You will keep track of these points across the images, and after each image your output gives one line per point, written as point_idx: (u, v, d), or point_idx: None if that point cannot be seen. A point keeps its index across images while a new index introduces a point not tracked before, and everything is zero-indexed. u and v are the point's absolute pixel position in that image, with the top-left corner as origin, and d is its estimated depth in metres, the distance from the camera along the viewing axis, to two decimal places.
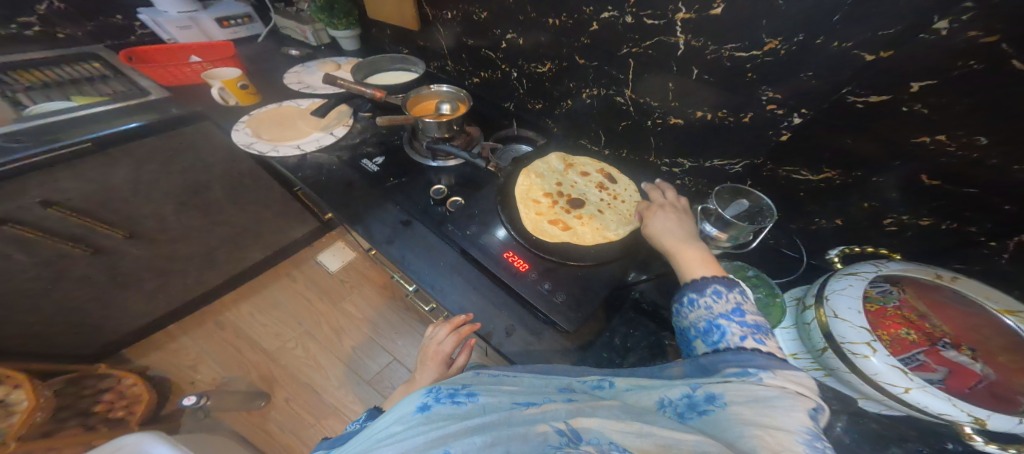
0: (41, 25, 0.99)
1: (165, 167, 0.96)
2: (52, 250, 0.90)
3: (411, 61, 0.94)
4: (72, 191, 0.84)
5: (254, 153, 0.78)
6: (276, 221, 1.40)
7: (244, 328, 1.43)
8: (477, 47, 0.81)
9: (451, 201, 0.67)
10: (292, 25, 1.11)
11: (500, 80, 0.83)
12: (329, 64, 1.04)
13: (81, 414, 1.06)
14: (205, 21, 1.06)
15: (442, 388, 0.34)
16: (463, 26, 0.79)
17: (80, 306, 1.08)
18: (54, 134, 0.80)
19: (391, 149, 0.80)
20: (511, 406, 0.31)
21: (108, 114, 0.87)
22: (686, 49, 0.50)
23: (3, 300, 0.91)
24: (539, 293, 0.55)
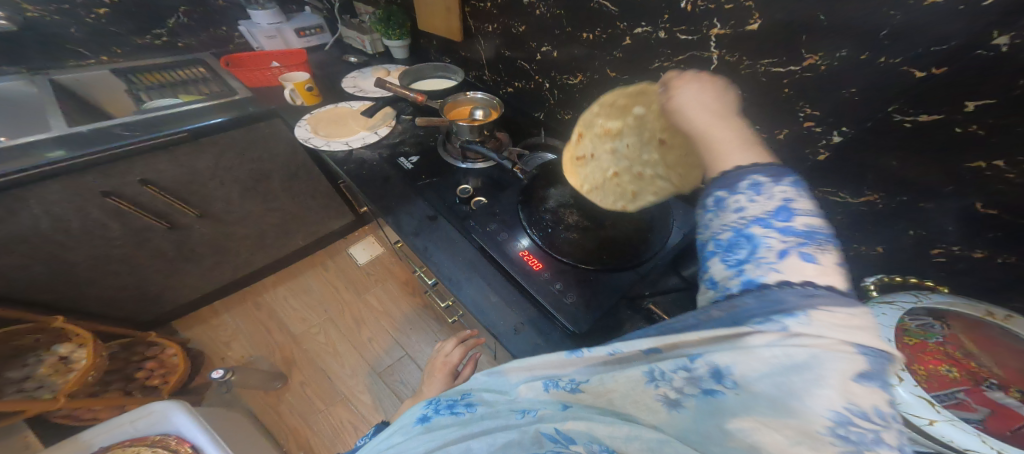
0: (168, 36, 1.21)
1: (239, 157, 1.10)
2: (140, 222, 1.06)
3: (452, 70, 1.03)
4: (164, 173, 0.99)
5: (311, 146, 0.88)
6: (319, 212, 1.52)
7: (277, 310, 1.52)
8: (512, 58, 0.87)
9: (475, 200, 0.71)
10: (355, 35, 1.26)
11: (533, 90, 0.88)
12: (380, 70, 1.17)
13: (125, 379, 1.18)
14: (288, 32, 1.25)
15: (443, 399, 0.33)
16: (503, 41, 0.86)
17: (149, 274, 1.23)
18: (157, 126, 0.94)
19: (426, 150, 0.87)
20: (508, 413, 0.27)
21: (202, 110, 1.01)
22: (720, 63, 0.51)
23: (99, 260, 1.07)
24: (550, 292, 0.56)
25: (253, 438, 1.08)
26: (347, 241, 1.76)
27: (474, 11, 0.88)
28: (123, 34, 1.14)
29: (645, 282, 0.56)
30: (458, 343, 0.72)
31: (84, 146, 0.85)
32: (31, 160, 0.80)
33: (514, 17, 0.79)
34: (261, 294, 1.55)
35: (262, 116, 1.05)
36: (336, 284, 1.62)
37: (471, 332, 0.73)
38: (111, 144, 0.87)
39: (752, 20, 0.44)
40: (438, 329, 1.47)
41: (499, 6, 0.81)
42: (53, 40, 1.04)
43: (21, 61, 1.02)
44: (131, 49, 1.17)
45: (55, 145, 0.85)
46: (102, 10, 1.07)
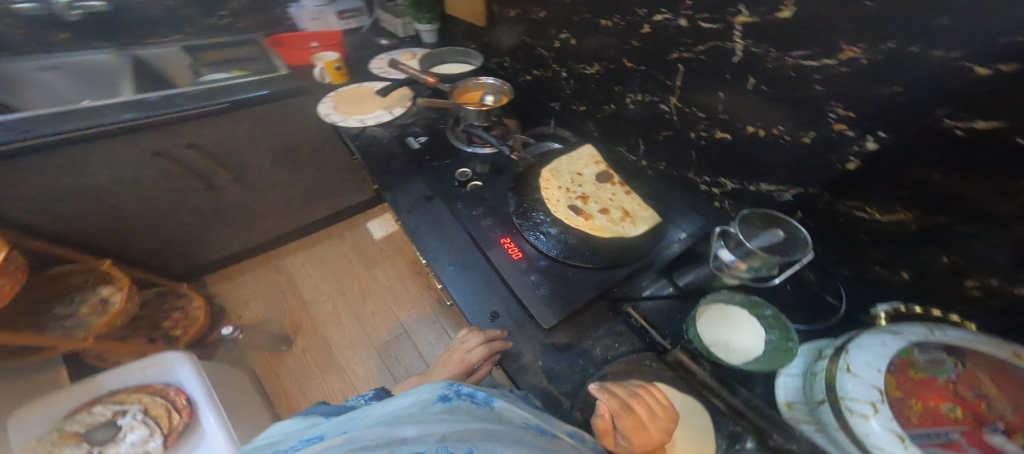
0: (222, 13, 1.30)
1: (273, 127, 1.16)
2: (183, 182, 1.14)
3: (472, 55, 1.02)
4: (208, 137, 1.05)
5: (329, 122, 0.91)
6: (339, 187, 1.57)
7: (294, 274, 1.59)
8: (532, 45, 0.85)
9: (470, 184, 0.69)
10: (388, 18, 1.31)
11: (549, 79, 0.86)
12: (407, 54, 1.20)
13: (152, 327, 1.25)
14: (330, 15, 1.31)
15: (462, 388, 0.37)
16: (525, 30, 0.85)
17: (187, 233, 1.32)
18: (213, 95, 1.02)
19: (434, 132, 0.88)
20: (527, 426, 0.33)
21: (250, 84, 1.08)
22: (745, 55, 0.45)
23: (148, 214, 1.16)
24: (525, 282, 0.53)
25: (249, 397, 1.12)
26: (362, 218, 1.81)
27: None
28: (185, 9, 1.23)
29: (630, 283, 0.54)
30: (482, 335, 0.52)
31: (142, 112, 0.92)
32: (95, 120, 0.88)
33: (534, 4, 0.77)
34: (278, 260, 1.63)
35: (296, 92, 1.11)
36: (347, 257, 1.66)
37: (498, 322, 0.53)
38: (169, 111, 0.95)
39: (782, 7, 0.39)
40: (437, 311, 1.48)
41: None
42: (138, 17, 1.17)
43: (105, 33, 1.14)
44: (198, 29, 1.28)
45: (118, 108, 0.92)
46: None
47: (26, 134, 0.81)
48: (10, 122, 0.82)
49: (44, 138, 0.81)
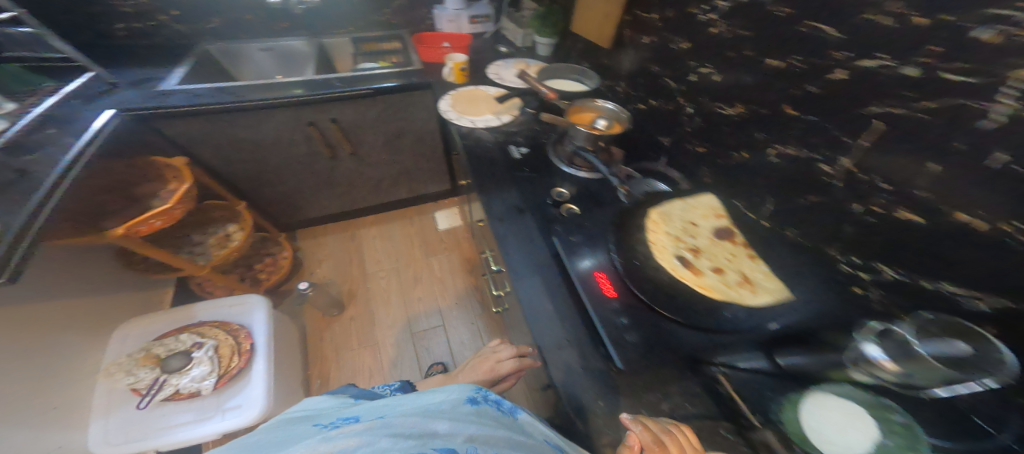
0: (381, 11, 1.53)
1: (395, 113, 1.29)
2: (316, 150, 1.31)
3: (589, 75, 1.01)
4: (345, 114, 1.21)
5: (446, 118, 0.97)
6: (424, 174, 1.68)
7: (364, 245, 1.72)
8: (661, 75, 0.81)
9: (566, 207, 0.65)
10: (513, 28, 1.41)
11: (668, 112, 0.80)
12: (521, 64, 1.25)
13: (247, 267, 1.44)
14: (464, 18, 1.48)
15: (489, 397, 0.49)
16: (657, 59, 0.82)
17: (300, 192, 1.50)
18: (357, 83, 1.19)
19: (536, 145, 0.87)
20: (539, 441, 0.42)
21: (382, 75, 1.24)
22: (1006, 123, 0.31)
23: (283, 171, 1.36)
24: (613, 325, 0.49)
25: (291, 345, 1.21)
26: (432, 207, 1.90)
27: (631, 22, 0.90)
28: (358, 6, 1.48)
29: (718, 353, 0.47)
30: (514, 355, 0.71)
31: (313, 90, 1.13)
32: (282, 94, 1.10)
33: (679, 36, 0.74)
34: (355, 230, 1.78)
35: (418, 87, 1.23)
36: (410, 241, 1.74)
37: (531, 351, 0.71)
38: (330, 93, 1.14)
39: None
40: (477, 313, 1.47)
41: (665, 22, 0.78)
42: (328, 12, 1.45)
43: (303, 22, 1.44)
44: (363, 25, 1.53)
45: (298, 86, 1.14)
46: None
47: (243, 98, 1.07)
48: (236, 87, 1.10)
49: (252, 102, 1.06)
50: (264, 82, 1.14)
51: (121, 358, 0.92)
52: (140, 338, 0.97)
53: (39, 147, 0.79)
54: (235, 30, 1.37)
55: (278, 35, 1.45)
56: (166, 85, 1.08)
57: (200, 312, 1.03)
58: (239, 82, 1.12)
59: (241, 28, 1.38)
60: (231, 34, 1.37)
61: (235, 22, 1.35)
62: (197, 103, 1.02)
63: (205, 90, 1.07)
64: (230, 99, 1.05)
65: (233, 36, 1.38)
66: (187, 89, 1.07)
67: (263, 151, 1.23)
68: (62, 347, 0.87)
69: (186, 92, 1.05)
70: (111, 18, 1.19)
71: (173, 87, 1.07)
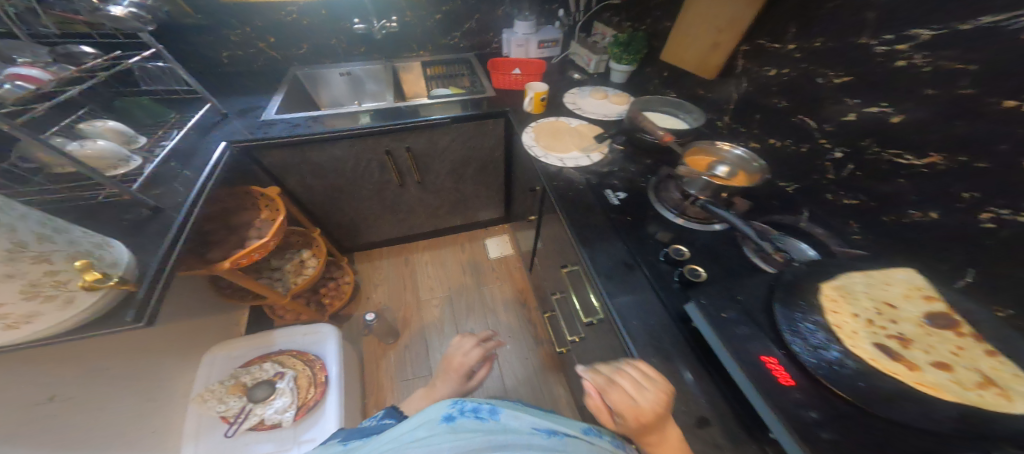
0: (455, 37, 1.55)
1: (465, 142, 1.28)
2: (386, 178, 1.33)
3: (686, 107, 0.97)
4: (419, 142, 1.22)
5: (532, 155, 0.94)
6: (482, 200, 1.65)
7: (417, 271, 1.72)
8: (792, 113, 0.75)
9: (689, 268, 0.66)
10: (584, 52, 1.38)
11: (803, 155, 0.73)
12: (599, 92, 1.20)
13: (312, 292, 1.47)
14: (533, 43, 1.46)
15: (468, 401, 0.39)
16: (792, 94, 0.75)
17: (366, 217, 1.53)
18: (419, 110, 1.20)
19: (634, 189, 0.86)
20: (537, 433, 0.37)
21: (452, 104, 1.23)
22: None
23: (355, 198, 1.40)
24: (802, 420, 0.40)
25: (349, 370, 1.21)
26: (484, 233, 1.87)
27: (750, 51, 0.85)
28: (436, 34, 1.52)
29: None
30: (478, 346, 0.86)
31: (394, 120, 1.15)
32: (369, 124, 1.14)
33: (833, 63, 0.66)
34: (409, 254, 1.79)
35: (492, 115, 1.21)
36: (462, 269, 1.73)
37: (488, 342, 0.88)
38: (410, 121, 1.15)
39: None
40: (531, 347, 1.45)
41: (809, 51, 0.70)
42: (401, 38, 1.49)
43: (385, 50, 1.52)
44: (433, 47, 1.56)
45: (383, 117, 1.16)
46: (435, 16, 1.45)
47: (335, 127, 1.11)
48: (325, 117, 1.15)
49: (341, 133, 1.10)
50: (349, 111, 1.18)
51: (210, 386, 1.00)
52: (224, 365, 1.07)
53: (167, 183, 0.88)
54: (319, 56, 1.45)
55: (359, 59, 1.52)
56: (268, 114, 1.14)
57: (278, 339, 1.15)
58: (328, 110, 1.17)
59: (327, 52, 1.45)
60: (319, 62, 1.47)
61: (324, 51, 1.44)
62: (295, 134, 1.08)
63: (300, 119, 1.13)
64: (324, 128, 1.10)
65: (320, 62, 1.47)
66: (285, 117, 1.13)
67: (343, 179, 1.28)
68: (161, 371, 0.95)
69: (283, 122, 1.12)
70: (220, 49, 1.29)
71: (274, 116, 1.14)
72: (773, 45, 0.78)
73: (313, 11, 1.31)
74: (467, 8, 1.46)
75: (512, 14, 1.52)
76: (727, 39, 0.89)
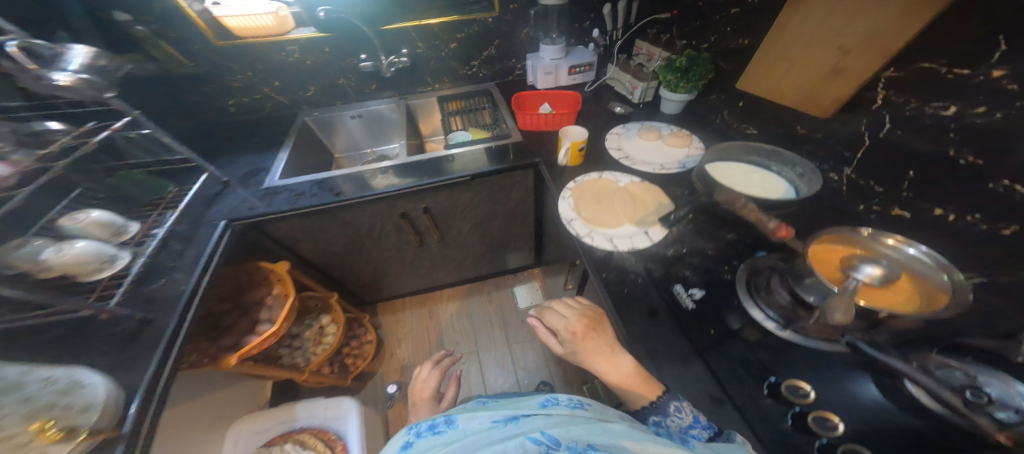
0: (476, 67, 1.38)
1: (490, 196, 1.10)
2: (404, 237, 1.19)
3: (782, 156, 0.73)
4: (440, 201, 1.06)
5: (573, 233, 0.75)
6: (510, 249, 1.47)
7: (442, 323, 1.57)
8: (985, 176, 0.50)
9: (819, 418, 0.47)
10: (626, 78, 1.16)
11: (1005, 240, 0.49)
12: (651, 132, 0.98)
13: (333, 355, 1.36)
14: (563, 68, 1.26)
15: (421, 428, 0.56)
16: (988, 146, 0.49)
17: (385, 271, 1.39)
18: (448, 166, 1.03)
19: (715, 284, 0.65)
20: (492, 426, 0.50)
21: (477, 154, 1.06)
22: None
23: (373, 256, 1.27)
24: None
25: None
26: (512, 279, 1.70)
27: (901, 79, 0.59)
28: (454, 66, 1.36)
29: None
30: (434, 368, 0.92)
31: (405, 180, 1.00)
32: (381, 186, 0.99)
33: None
34: (433, 304, 1.64)
35: (521, 166, 1.01)
36: (491, 322, 1.55)
37: (445, 359, 0.94)
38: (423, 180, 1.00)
39: None
40: None
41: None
42: (415, 71, 1.33)
43: (399, 87, 1.36)
44: (450, 79, 1.40)
45: (395, 178, 1.01)
46: (451, 46, 1.29)
47: (342, 194, 0.97)
48: (331, 181, 1.02)
49: (348, 201, 0.96)
50: (356, 170, 1.04)
51: None
52: (250, 441, 0.99)
53: (162, 276, 0.77)
54: (327, 99, 1.32)
55: (371, 98, 1.37)
56: (271, 180, 1.03)
57: (301, 413, 1.04)
58: (334, 171, 1.04)
59: (338, 95, 1.32)
60: (329, 104, 1.33)
61: (334, 93, 1.31)
62: (297, 206, 0.95)
63: (304, 185, 1.00)
64: (331, 195, 0.97)
65: (328, 106, 1.34)
66: (288, 183, 1.01)
67: (358, 239, 1.14)
68: None
69: (288, 190, 1.00)
70: (226, 98, 1.20)
71: (277, 183, 1.02)
72: (952, 71, 0.52)
73: (318, 52, 1.19)
74: (487, 34, 1.28)
75: (538, 36, 1.32)
76: (861, 62, 0.64)
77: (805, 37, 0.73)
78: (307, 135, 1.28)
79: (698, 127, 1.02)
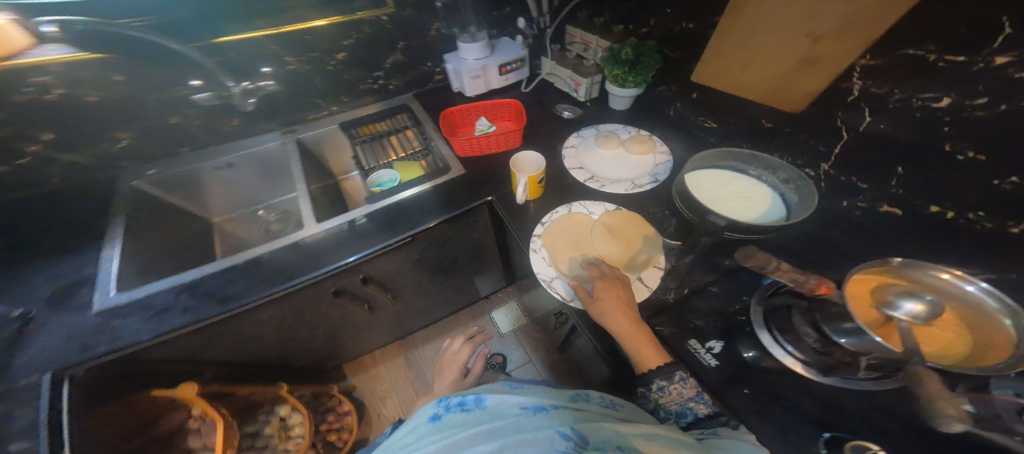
0: (384, 79, 1.11)
1: (443, 245, 0.90)
2: (349, 310, 0.94)
3: (761, 160, 0.66)
4: (384, 266, 0.84)
5: (558, 299, 0.61)
6: (480, 281, 1.28)
7: (423, 375, 1.34)
8: (991, 173, 0.45)
9: None
10: (566, 74, 1.01)
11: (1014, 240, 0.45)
12: (611, 140, 0.86)
13: None
14: (492, 69, 1.06)
15: (452, 399, 0.50)
16: (989, 140, 0.44)
17: (339, 348, 1.13)
18: (387, 226, 0.80)
19: (735, 333, 0.52)
20: (522, 409, 0.45)
21: (415, 200, 0.84)
22: None
23: (316, 341, 1.00)
24: None
25: None
26: (488, 304, 1.53)
27: (880, 68, 0.52)
28: (353, 81, 1.07)
29: None
30: (467, 342, 0.85)
31: (325, 260, 0.77)
32: (294, 273, 0.75)
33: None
34: (408, 352, 1.41)
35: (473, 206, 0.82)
36: None
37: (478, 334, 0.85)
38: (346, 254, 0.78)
39: None
40: None
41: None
42: (303, 93, 1.02)
43: (280, 116, 1.04)
44: (354, 96, 1.11)
45: (308, 258, 0.77)
46: (341, 55, 1.00)
47: (235, 298, 0.70)
48: (210, 281, 0.73)
49: (245, 306, 0.70)
50: (246, 255, 0.76)
51: None
52: None
53: None
54: (167, 146, 0.94)
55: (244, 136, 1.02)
56: (105, 297, 0.69)
57: None
58: (207, 266, 0.75)
59: (192, 141, 0.96)
60: (168, 154, 0.95)
61: (178, 138, 0.94)
62: (160, 331, 0.65)
63: (165, 297, 0.70)
64: (218, 304, 0.69)
65: (173, 155, 0.96)
66: (139, 298, 0.69)
67: (288, 333, 0.87)
68: None
69: (141, 308, 0.68)
70: None
71: (117, 299, 0.69)
72: (944, 59, 0.45)
73: (108, 83, 0.80)
74: (385, 35, 1.01)
75: (454, 31, 1.09)
76: (836, 50, 0.56)
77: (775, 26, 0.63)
78: (151, 206, 0.90)
79: (655, 122, 0.92)
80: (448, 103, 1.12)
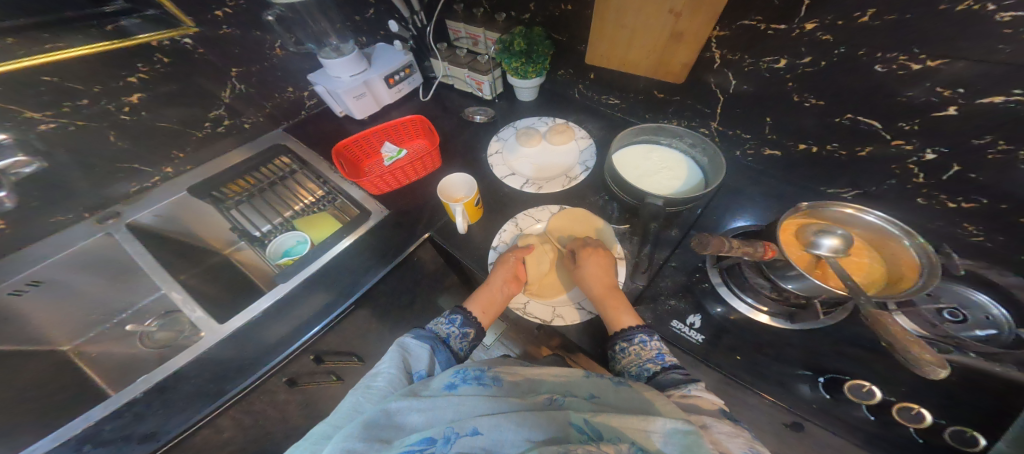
0: (229, 117, 0.84)
1: (393, 297, 0.78)
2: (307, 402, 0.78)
3: (667, 130, 0.68)
4: (331, 344, 0.69)
5: (540, 323, 0.57)
6: None
7: None
8: (832, 113, 0.53)
9: (907, 412, 0.44)
10: (463, 74, 0.91)
11: (862, 159, 0.55)
12: (532, 136, 0.82)
13: None
14: (377, 83, 0.89)
15: (469, 370, 0.44)
16: (824, 90, 0.51)
17: None
18: (322, 296, 0.67)
19: (704, 300, 0.56)
20: (544, 400, 0.40)
21: (340, 261, 0.70)
22: None
23: None
24: None
25: None
26: None
27: (729, 39, 0.53)
28: (178, 129, 0.78)
29: None
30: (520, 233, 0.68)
31: (267, 354, 0.62)
32: (231, 378, 0.59)
33: (893, 45, 0.41)
34: None
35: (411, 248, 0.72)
36: None
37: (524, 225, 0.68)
38: (285, 343, 0.63)
39: None
40: None
41: (847, 30, 0.43)
42: (112, 162, 0.72)
43: (71, 202, 0.71)
44: (194, 147, 0.82)
45: (238, 358, 0.61)
46: (136, 96, 0.69)
47: (157, 433, 0.54)
48: (108, 428, 0.54)
49: (177, 437, 0.54)
50: (149, 381, 0.57)
51: None
52: None
53: None
54: None
55: (19, 246, 0.68)
56: None
57: None
58: (95, 409, 0.55)
59: None
60: None
61: None
62: None
63: None
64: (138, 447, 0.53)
65: None
66: None
67: None
68: None
69: None
70: None
71: None
72: (771, 27, 0.48)
73: None
74: (207, 64, 0.75)
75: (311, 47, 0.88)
76: (696, 26, 0.54)
77: (633, 3, 0.58)
78: None
79: (567, 106, 0.91)
80: (340, 135, 0.92)
